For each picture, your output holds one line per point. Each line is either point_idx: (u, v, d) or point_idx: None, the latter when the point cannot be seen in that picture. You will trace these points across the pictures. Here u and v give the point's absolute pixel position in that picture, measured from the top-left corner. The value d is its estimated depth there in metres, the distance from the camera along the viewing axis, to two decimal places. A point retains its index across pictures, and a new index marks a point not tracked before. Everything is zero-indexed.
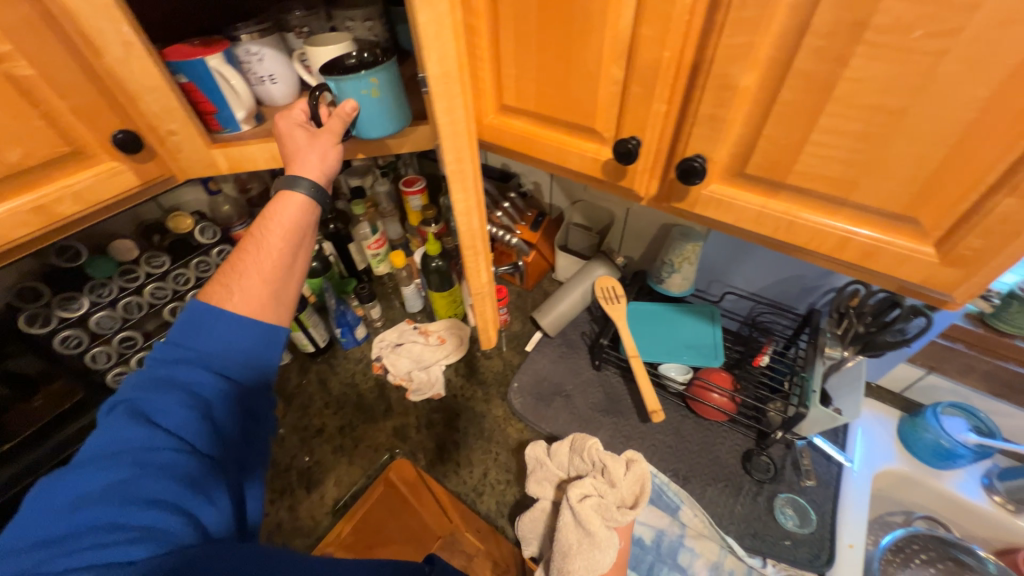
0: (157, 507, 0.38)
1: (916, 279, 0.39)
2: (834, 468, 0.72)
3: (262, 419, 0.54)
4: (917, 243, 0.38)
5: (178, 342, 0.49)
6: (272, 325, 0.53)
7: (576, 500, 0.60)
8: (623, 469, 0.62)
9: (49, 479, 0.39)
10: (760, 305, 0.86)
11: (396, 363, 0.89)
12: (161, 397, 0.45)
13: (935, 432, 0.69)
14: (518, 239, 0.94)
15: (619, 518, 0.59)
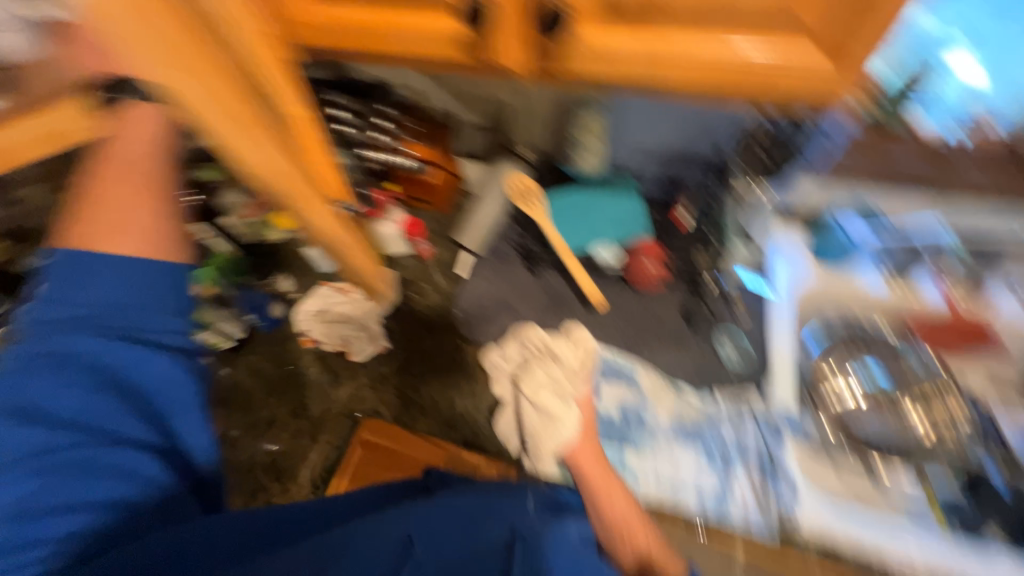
0: (115, 474, 0.49)
1: (780, 73, 0.43)
2: (762, 301, 0.76)
3: (167, 380, 0.54)
4: (768, 32, 0.41)
5: (60, 299, 0.52)
6: (160, 261, 0.56)
7: (532, 388, 0.59)
8: (567, 344, 0.64)
9: (7, 427, 0.46)
10: (668, 158, 0.85)
11: (327, 331, 0.82)
12: (50, 382, 0.48)
13: (842, 238, 0.71)
14: (416, 161, 0.84)
15: (575, 388, 0.61)
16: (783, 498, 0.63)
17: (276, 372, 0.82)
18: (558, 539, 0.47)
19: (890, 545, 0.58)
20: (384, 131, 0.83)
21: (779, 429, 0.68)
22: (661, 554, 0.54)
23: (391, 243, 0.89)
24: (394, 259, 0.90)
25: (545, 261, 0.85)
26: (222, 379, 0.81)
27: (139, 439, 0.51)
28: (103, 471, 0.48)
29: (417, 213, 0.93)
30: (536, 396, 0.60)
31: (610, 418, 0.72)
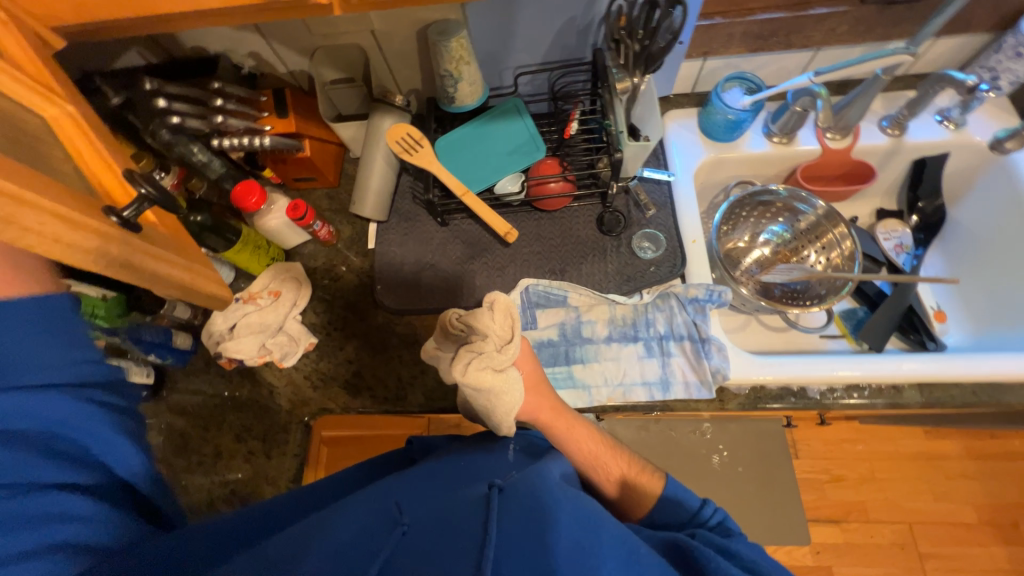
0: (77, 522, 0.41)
1: None
2: (664, 188, 0.80)
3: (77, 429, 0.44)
4: None
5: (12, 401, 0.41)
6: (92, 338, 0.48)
7: (460, 376, 0.53)
8: (487, 314, 0.55)
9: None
10: (553, 73, 0.80)
11: (240, 346, 0.73)
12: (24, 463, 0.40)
13: (723, 111, 0.76)
14: (274, 137, 0.74)
15: (505, 358, 0.54)
16: (715, 362, 0.67)
17: (207, 404, 0.76)
18: (543, 487, 0.46)
19: (801, 370, 0.67)
20: (230, 116, 0.72)
21: (700, 303, 0.70)
22: (637, 474, 0.60)
23: (281, 235, 0.80)
24: (296, 251, 0.84)
25: (453, 209, 0.81)
26: None
27: (63, 478, 0.42)
28: (35, 521, 0.39)
29: (311, 194, 0.88)
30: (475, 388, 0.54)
31: (550, 340, 0.72)
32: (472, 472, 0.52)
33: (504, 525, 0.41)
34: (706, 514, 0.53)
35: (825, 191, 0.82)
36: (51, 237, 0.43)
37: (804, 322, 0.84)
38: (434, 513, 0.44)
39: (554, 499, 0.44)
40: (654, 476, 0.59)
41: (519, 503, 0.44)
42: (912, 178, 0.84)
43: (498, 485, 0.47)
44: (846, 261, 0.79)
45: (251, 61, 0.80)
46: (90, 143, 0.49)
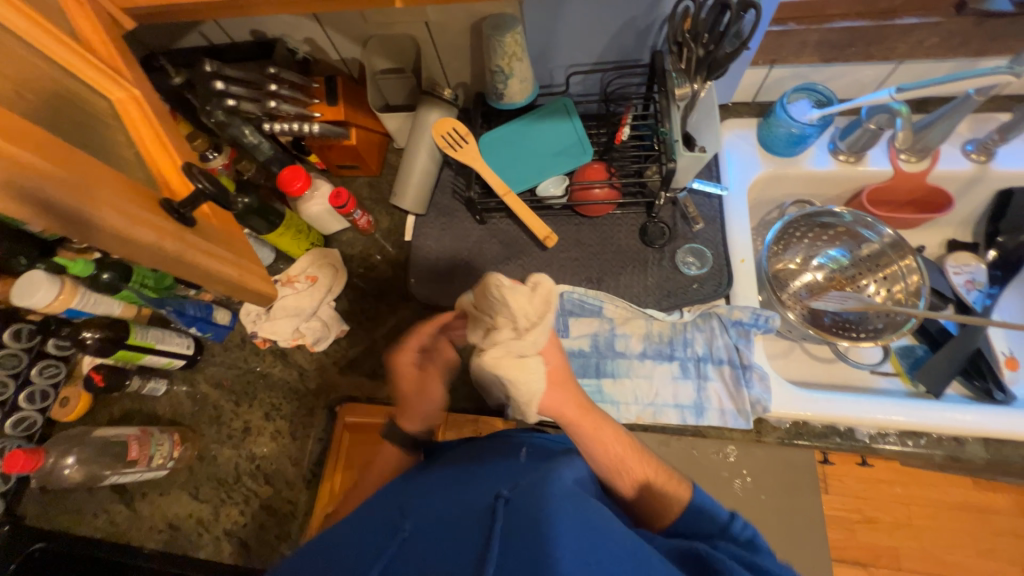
0: None
1: None
2: (714, 201, 0.76)
3: None
4: None
5: None
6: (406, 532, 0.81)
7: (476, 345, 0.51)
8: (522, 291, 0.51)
9: None
10: (606, 74, 0.78)
11: (276, 328, 0.75)
12: None
13: (787, 124, 0.71)
14: (322, 125, 0.74)
15: (527, 343, 0.49)
16: (755, 392, 0.63)
17: (240, 379, 0.78)
18: (551, 492, 0.44)
19: (848, 409, 0.62)
20: (282, 101, 0.72)
21: (744, 326, 0.66)
22: (665, 481, 0.56)
23: (321, 221, 0.81)
24: (335, 237, 0.85)
25: (492, 208, 0.80)
26: (187, 397, 0.78)
27: None
28: None
29: (353, 181, 0.89)
30: (480, 376, 0.53)
31: (581, 350, 0.70)
32: (481, 479, 0.52)
33: (507, 538, 0.40)
34: (736, 529, 0.51)
35: (893, 218, 0.76)
36: (111, 229, 0.45)
37: (854, 356, 0.78)
38: (437, 524, 0.45)
39: (564, 506, 0.42)
40: (682, 485, 0.56)
41: (526, 512, 0.42)
42: (995, 209, 0.76)
43: (504, 495, 0.46)
44: (910, 297, 0.73)
45: (306, 46, 0.80)
46: (153, 132, 0.51)
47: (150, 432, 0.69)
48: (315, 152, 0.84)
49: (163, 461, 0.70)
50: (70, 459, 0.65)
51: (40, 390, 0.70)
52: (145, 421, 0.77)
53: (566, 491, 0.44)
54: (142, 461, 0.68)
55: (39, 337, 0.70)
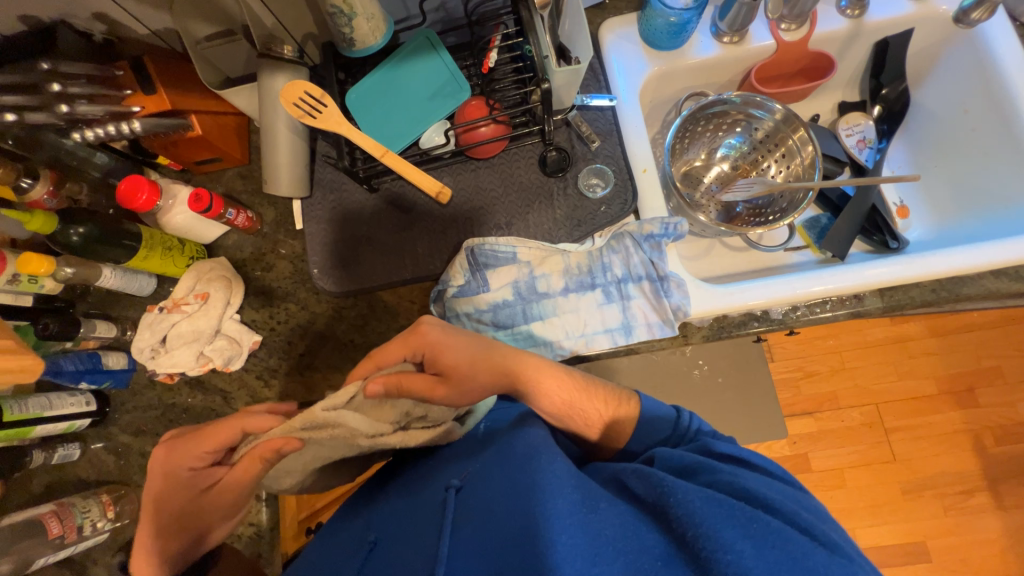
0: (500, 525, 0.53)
1: None
2: (608, 113, 0.72)
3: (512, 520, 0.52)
4: None
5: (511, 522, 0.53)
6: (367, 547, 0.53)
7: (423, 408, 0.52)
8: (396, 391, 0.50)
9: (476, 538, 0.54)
10: None
11: (174, 360, 0.68)
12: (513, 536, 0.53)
13: (663, 13, 0.66)
14: (146, 119, 0.62)
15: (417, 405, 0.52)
16: (675, 299, 0.64)
17: (161, 420, 0.72)
18: (499, 475, 0.47)
19: (760, 295, 0.65)
20: (83, 100, 0.60)
21: (656, 239, 0.66)
22: (614, 408, 0.58)
23: (194, 231, 0.71)
24: (218, 244, 0.76)
25: (380, 172, 0.73)
26: (108, 453, 0.72)
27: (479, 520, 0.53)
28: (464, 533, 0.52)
29: (221, 176, 0.78)
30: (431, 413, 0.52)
31: (505, 301, 0.67)
32: (440, 468, 0.54)
33: (459, 533, 0.43)
34: (686, 424, 0.55)
35: (782, 93, 0.75)
36: None
37: (767, 240, 0.81)
38: (398, 528, 0.48)
39: (509, 482, 0.45)
40: (628, 403, 0.58)
41: (478, 503, 0.46)
42: (875, 63, 0.77)
43: (454, 485, 0.48)
44: (807, 170, 0.73)
45: (101, 25, 0.65)
46: None
47: (69, 503, 0.65)
48: (161, 154, 0.71)
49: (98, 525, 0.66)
50: None
51: None
52: (71, 489, 0.71)
53: (518, 464, 0.47)
54: (69, 534, 0.64)
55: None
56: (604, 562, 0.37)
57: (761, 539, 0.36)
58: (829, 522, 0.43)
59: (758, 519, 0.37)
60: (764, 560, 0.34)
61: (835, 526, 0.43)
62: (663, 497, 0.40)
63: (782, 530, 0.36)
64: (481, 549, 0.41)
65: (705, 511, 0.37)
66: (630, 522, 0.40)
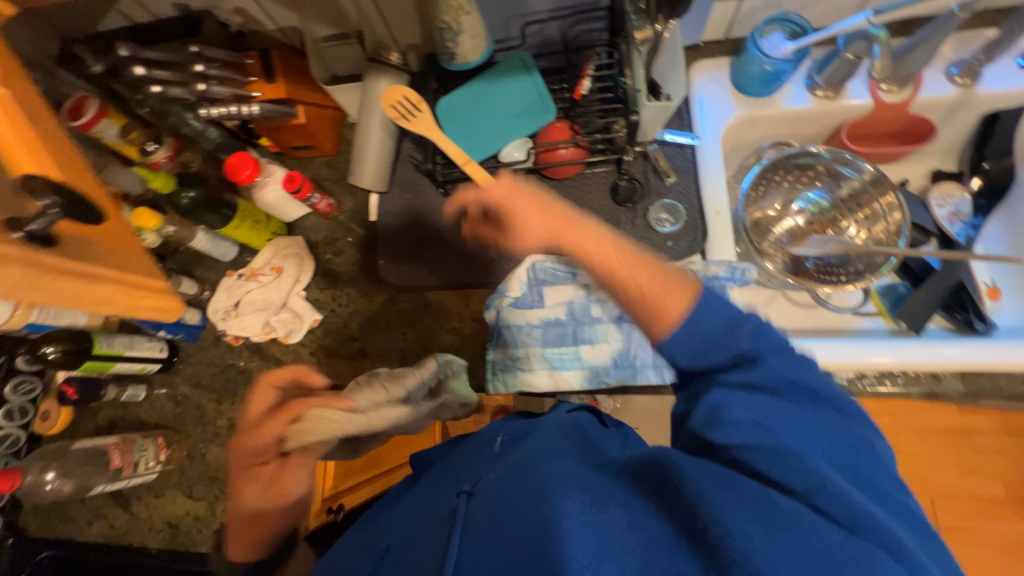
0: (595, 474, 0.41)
1: None
2: (687, 151, 0.73)
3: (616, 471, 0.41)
4: None
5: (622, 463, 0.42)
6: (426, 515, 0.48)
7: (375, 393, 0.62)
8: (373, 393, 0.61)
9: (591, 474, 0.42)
10: (567, 21, 0.72)
11: (244, 324, 0.75)
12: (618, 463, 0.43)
13: (759, 61, 0.66)
14: (264, 105, 0.69)
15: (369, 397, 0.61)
16: None
17: (219, 377, 0.77)
18: (511, 474, 0.44)
19: (824, 357, 0.62)
20: (216, 83, 0.67)
21: (720, 281, 0.66)
22: (663, 287, 0.42)
23: (279, 209, 0.76)
24: (298, 223, 0.81)
25: (456, 178, 0.75)
26: (167, 399, 0.78)
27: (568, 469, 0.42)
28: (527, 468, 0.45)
29: (311, 162, 0.84)
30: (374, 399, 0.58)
31: (558, 320, 0.69)
32: (455, 478, 0.52)
33: (471, 531, 0.40)
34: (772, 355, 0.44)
35: (875, 153, 0.73)
36: None
37: (836, 300, 0.77)
38: (409, 535, 0.46)
39: (524, 479, 0.42)
40: (682, 287, 0.42)
41: (487, 501, 0.42)
42: (980, 135, 0.73)
43: (466, 491, 0.46)
44: (891, 236, 0.71)
45: (238, 18, 0.73)
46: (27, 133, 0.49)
47: (131, 439, 0.70)
48: (265, 136, 0.78)
49: (151, 465, 0.71)
50: (51, 475, 0.66)
51: (17, 407, 0.69)
52: (128, 427, 0.77)
53: (523, 466, 0.43)
54: (126, 467, 0.69)
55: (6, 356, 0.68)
56: (614, 561, 0.33)
57: (788, 539, 0.30)
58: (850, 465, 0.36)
59: (784, 514, 0.32)
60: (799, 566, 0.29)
61: (864, 466, 0.36)
62: (671, 482, 0.36)
63: (813, 526, 0.31)
64: (483, 552, 0.38)
65: (719, 498, 0.33)
66: (641, 521, 0.35)
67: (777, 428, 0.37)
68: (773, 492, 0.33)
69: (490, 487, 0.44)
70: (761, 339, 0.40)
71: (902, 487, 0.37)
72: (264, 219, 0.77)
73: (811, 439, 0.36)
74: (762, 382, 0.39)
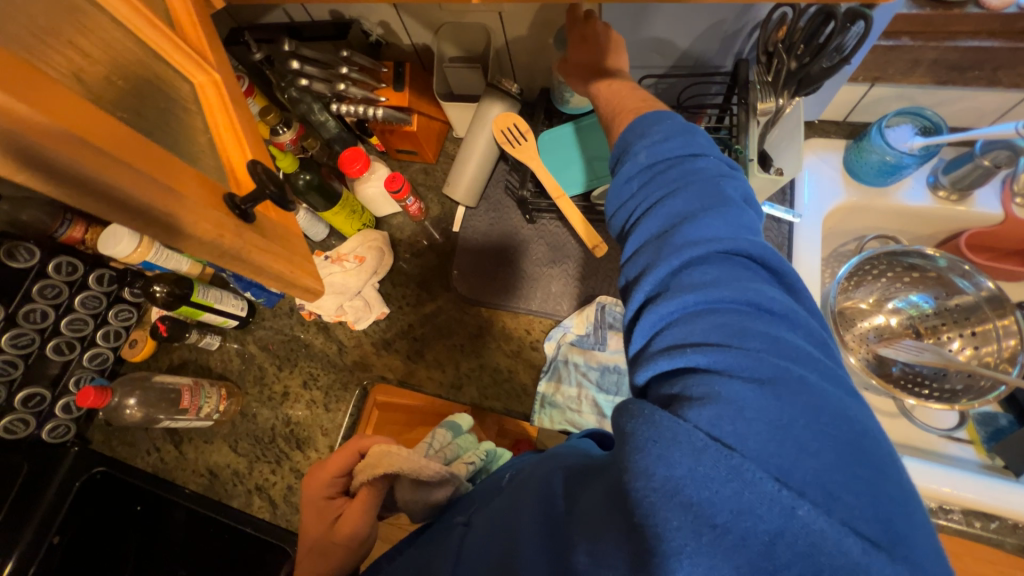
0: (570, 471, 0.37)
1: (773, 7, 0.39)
2: (784, 227, 0.70)
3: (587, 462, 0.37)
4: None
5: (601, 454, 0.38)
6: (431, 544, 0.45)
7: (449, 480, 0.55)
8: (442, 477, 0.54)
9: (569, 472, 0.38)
10: (682, 80, 0.73)
11: (321, 303, 0.77)
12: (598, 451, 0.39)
13: (881, 150, 0.63)
14: (387, 110, 0.75)
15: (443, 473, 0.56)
16: None
17: (284, 345, 0.82)
18: (505, 497, 0.40)
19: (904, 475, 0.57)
20: (350, 84, 0.73)
21: None
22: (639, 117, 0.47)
23: (374, 203, 0.82)
24: (386, 220, 0.86)
25: (543, 209, 0.77)
26: (236, 355, 0.83)
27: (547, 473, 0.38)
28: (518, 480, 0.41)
29: (409, 166, 0.90)
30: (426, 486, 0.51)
31: (616, 367, 0.70)
32: (458, 505, 0.49)
33: (466, 555, 0.39)
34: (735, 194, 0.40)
35: (993, 268, 0.67)
36: None
37: (921, 415, 0.71)
38: (416, 563, 0.44)
39: (513, 500, 0.38)
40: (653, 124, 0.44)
41: (480, 526, 0.40)
42: None
43: (462, 523, 0.44)
44: (1001, 363, 0.64)
45: (380, 29, 0.79)
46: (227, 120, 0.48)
47: (200, 384, 0.76)
48: (377, 135, 0.84)
49: (210, 412, 0.77)
50: (131, 401, 0.74)
51: (113, 330, 0.79)
52: (196, 372, 0.83)
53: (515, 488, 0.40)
54: (191, 410, 0.75)
55: (117, 284, 0.78)
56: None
57: (716, 482, 0.26)
58: (782, 363, 0.30)
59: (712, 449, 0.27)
60: (709, 530, 0.25)
61: (811, 380, 0.29)
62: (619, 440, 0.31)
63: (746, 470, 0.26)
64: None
65: (650, 445, 0.28)
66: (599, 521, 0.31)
67: (707, 308, 0.33)
68: (661, 415, 0.29)
69: (485, 509, 0.41)
70: (695, 193, 0.37)
71: (819, 347, 0.32)
72: (359, 212, 0.82)
73: (742, 325, 0.32)
74: (684, 264, 0.35)
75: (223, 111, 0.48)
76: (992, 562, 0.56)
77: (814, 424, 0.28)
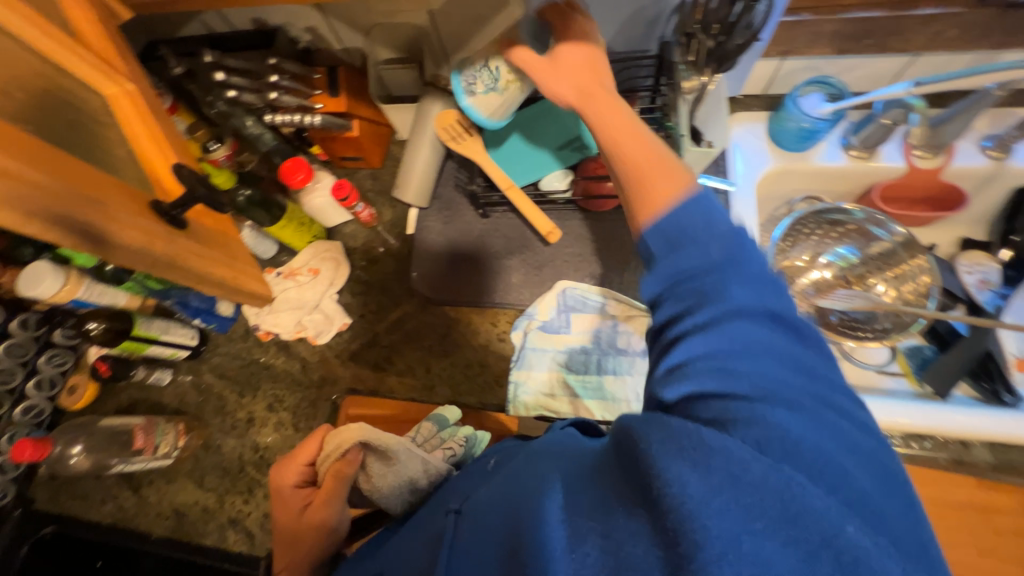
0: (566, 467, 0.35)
1: None
2: (721, 198, 0.74)
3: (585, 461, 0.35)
4: None
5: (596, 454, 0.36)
6: (425, 534, 0.44)
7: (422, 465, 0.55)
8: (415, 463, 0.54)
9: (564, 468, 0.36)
10: (614, 66, 0.75)
11: (279, 321, 0.79)
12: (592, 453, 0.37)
13: (797, 118, 0.69)
14: (325, 116, 0.73)
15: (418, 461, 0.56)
16: None
17: (243, 370, 0.79)
18: (500, 486, 0.39)
19: None
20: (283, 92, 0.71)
21: None
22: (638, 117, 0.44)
23: (324, 214, 0.78)
24: (338, 230, 0.85)
25: (495, 202, 0.78)
26: (191, 387, 0.79)
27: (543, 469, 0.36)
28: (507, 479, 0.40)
29: (357, 173, 0.88)
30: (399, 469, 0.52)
31: (583, 348, 0.72)
32: (449, 492, 0.49)
33: (459, 546, 0.37)
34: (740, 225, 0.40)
35: (905, 216, 0.75)
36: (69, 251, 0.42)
37: (860, 356, 0.78)
38: (407, 554, 0.43)
39: (504, 495, 0.37)
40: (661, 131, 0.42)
41: (473, 519, 0.39)
42: (1008, 209, 0.74)
43: (455, 508, 0.43)
44: (920, 297, 0.72)
45: (308, 35, 0.78)
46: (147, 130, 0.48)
47: (155, 421, 0.72)
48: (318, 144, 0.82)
49: (168, 450, 0.72)
50: (77, 448, 0.69)
51: (46, 378, 0.71)
52: (149, 410, 0.79)
53: (507, 481, 0.39)
54: (147, 449, 0.70)
55: (45, 327, 0.71)
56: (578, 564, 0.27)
57: (759, 499, 0.25)
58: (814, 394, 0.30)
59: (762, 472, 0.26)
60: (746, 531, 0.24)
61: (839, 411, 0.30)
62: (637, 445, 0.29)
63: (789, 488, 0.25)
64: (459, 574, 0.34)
65: (690, 454, 0.26)
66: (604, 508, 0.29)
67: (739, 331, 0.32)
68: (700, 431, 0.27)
69: (477, 503, 0.40)
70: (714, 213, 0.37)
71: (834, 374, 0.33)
72: (308, 223, 0.80)
73: (774, 353, 0.31)
74: (708, 279, 0.34)
75: (141, 121, 0.48)
76: (929, 476, 0.63)
77: (844, 448, 0.28)
